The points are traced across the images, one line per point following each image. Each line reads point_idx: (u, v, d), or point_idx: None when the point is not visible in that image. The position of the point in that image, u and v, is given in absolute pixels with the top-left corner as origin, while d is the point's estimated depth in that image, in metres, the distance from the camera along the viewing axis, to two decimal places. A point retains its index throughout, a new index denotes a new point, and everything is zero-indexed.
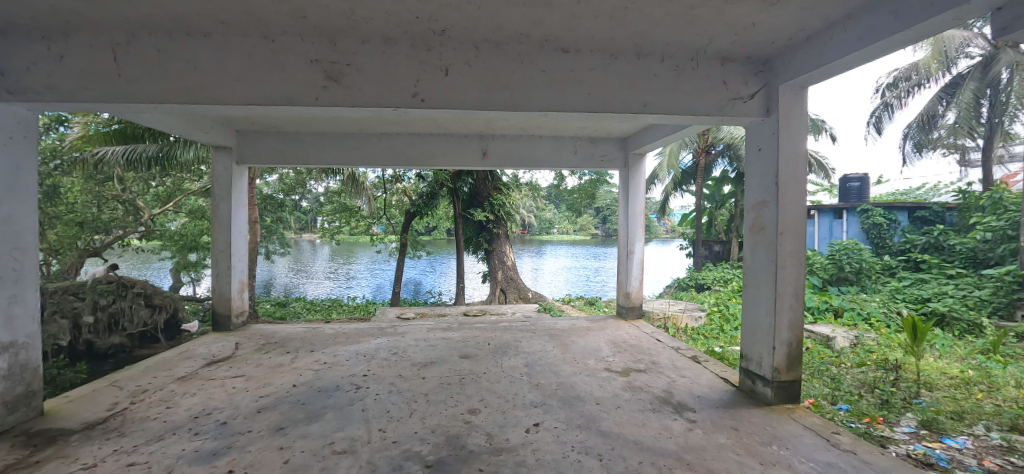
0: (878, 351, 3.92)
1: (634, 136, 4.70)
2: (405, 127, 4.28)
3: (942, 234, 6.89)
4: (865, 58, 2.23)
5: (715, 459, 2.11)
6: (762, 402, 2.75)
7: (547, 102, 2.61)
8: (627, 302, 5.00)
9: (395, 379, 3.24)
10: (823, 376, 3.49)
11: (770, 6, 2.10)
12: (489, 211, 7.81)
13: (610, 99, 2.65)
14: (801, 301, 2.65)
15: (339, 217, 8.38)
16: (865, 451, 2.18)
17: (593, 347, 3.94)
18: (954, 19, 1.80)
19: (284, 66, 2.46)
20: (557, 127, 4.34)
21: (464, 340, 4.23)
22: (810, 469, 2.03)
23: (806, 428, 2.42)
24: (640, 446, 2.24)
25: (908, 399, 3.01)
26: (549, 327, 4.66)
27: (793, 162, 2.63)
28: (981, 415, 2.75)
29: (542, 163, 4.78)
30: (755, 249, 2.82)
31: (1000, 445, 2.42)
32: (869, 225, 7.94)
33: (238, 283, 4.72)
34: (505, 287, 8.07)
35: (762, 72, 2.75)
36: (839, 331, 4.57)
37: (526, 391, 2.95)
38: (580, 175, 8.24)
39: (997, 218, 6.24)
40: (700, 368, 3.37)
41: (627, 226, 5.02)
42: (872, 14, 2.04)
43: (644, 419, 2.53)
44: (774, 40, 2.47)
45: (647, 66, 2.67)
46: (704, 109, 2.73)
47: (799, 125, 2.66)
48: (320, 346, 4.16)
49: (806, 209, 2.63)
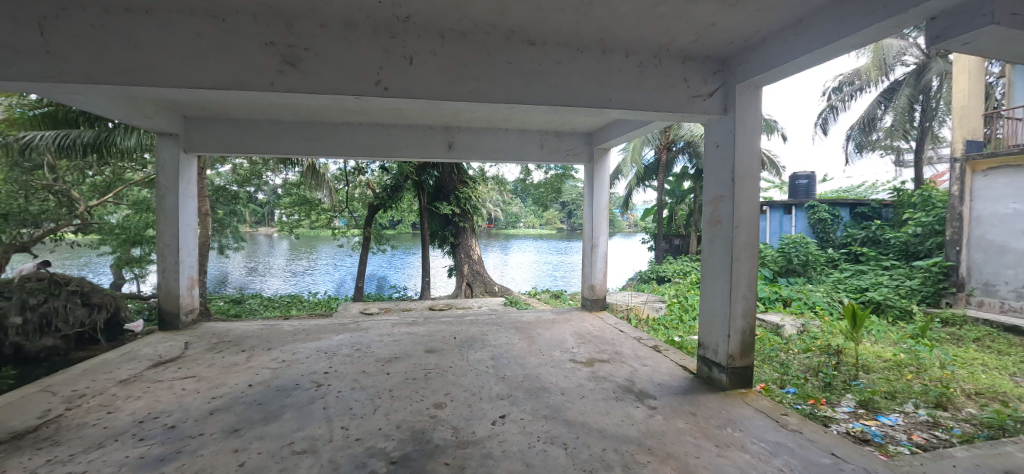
0: (822, 338, 4.19)
1: (598, 131, 4.78)
2: (368, 116, 4.16)
3: (879, 229, 7.43)
4: (814, 62, 2.35)
5: (674, 443, 2.20)
6: (717, 388, 2.88)
7: (513, 94, 2.59)
8: (591, 294, 5.10)
9: (358, 375, 3.16)
10: (773, 362, 3.70)
11: (729, 7, 2.18)
12: (456, 205, 7.74)
13: (576, 93, 2.67)
14: (754, 290, 2.79)
15: (299, 210, 8.16)
16: (810, 430, 2.33)
17: (558, 338, 3.99)
18: (893, 27, 1.92)
19: (236, 48, 2.32)
20: (523, 120, 4.34)
21: (430, 334, 4.20)
22: (761, 449, 2.15)
23: (758, 411, 2.56)
24: (604, 434, 2.29)
25: (848, 381, 3.25)
26: (515, 320, 4.68)
27: (748, 158, 2.75)
28: (910, 394, 3.02)
29: (508, 156, 4.77)
30: (712, 242, 2.94)
31: (926, 421, 2.69)
32: (815, 220, 8.44)
33: (187, 280, 4.45)
34: (471, 281, 8.03)
35: (719, 71, 2.86)
36: (787, 320, 4.87)
37: (493, 383, 2.96)
38: (546, 169, 8.32)
39: (927, 214, 6.76)
40: (661, 357, 3.48)
41: (591, 219, 5.10)
42: (821, 19, 2.15)
43: (607, 407, 2.59)
44: (731, 40, 2.57)
45: (612, 62, 2.71)
46: (666, 106, 2.79)
47: (753, 123, 2.77)
48: (279, 343, 4.00)
49: (758, 205, 2.76)
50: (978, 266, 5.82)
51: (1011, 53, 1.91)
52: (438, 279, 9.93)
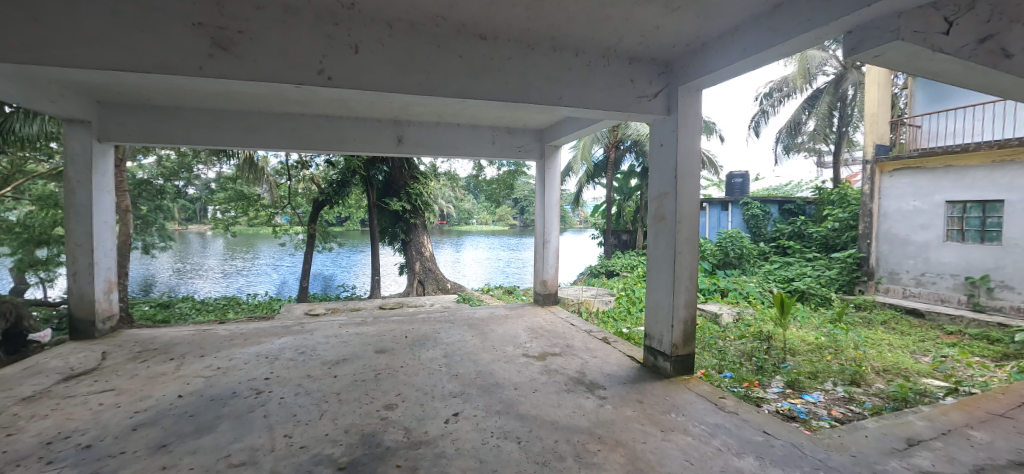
0: (755, 325, 4.52)
1: (549, 128, 4.84)
2: (311, 107, 3.95)
3: (804, 224, 8.12)
4: (749, 68, 2.51)
5: (623, 431, 2.28)
6: (662, 375, 3.02)
7: (464, 88, 2.56)
8: (543, 289, 5.17)
9: (303, 380, 3.00)
10: (712, 349, 3.94)
11: (672, 12, 2.27)
12: (406, 201, 7.58)
13: (527, 90, 2.68)
14: (695, 282, 2.95)
15: (235, 206, 7.51)
16: (745, 411, 2.51)
17: (511, 334, 4.01)
18: (816, 38, 2.09)
19: (158, 27, 2.11)
20: (475, 115, 4.30)
21: (379, 333, 4.07)
22: (701, 431, 2.28)
23: (699, 395, 2.71)
24: (556, 426, 2.33)
25: (778, 364, 3.53)
26: (468, 317, 4.65)
27: (689, 157, 2.89)
28: (830, 373, 3.34)
29: (461, 152, 4.72)
30: (657, 237, 3.06)
31: (843, 397, 2.99)
32: (749, 216, 9.07)
33: (104, 283, 4.02)
34: (423, 279, 7.89)
35: (663, 73, 2.98)
36: (724, 309, 5.22)
37: (445, 381, 2.92)
38: (499, 165, 8.32)
39: (843, 210, 7.46)
40: (610, 349, 3.60)
41: (543, 216, 5.17)
42: (755, 27, 2.30)
43: (559, 400, 2.64)
44: (674, 44, 2.68)
45: (562, 60, 2.74)
46: (614, 105, 2.87)
47: (694, 124, 2.92)
48: (212, 349, 3.71)
49: (698, 202, 2.92)
50: (884, 257, 6.50)
51: (912, 67, 2.14)
52: (388, 277, 9.62)
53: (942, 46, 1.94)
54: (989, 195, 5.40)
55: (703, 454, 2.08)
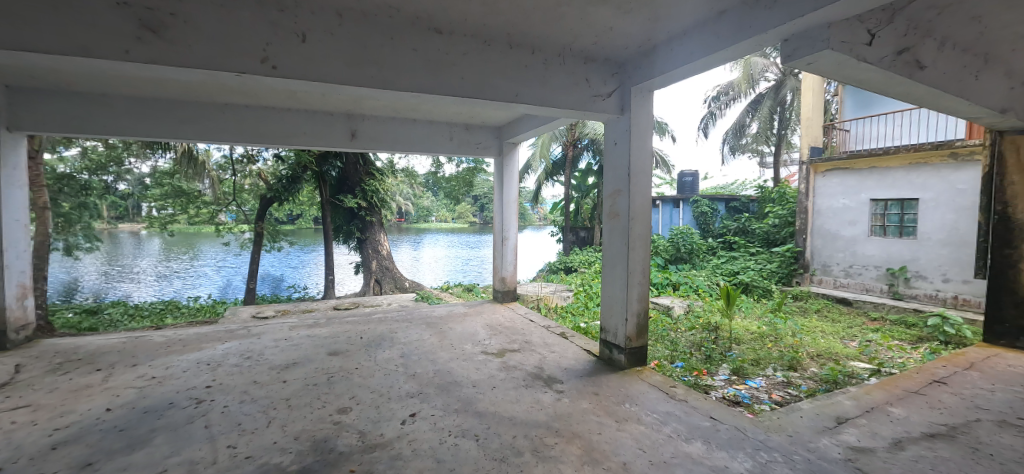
0: (704, 316, 4.76)
1: (507, 126, 4.85)
2: (257, 98, 3.73)
3: (748, 220, 8.54)
4: (696, 71, 2.62)
5: (579, 423, 2.33)
6: (617, 368, 3.11)
7: (419, 83, 2.50)
8: (502, 286, 5.17)
9: (249, 386, 2.84)
10: (665, 340, 4.10)
11: (625, 14, 2.33)
12: (361, 198, 7.35)
13: (484, 86, 2.66)
14: (647, 277, 3.05)
15: (172, 202, 6.98)
16: (694, 398, 2.63)
17: (470, 331, 4.00)
18: (757, 44, 2.21)
19: (75, 4, 1.91)
20: (432, 111, 4.23)
21: (333, 335, 3.93)
22: (653, 420, 2.37)
23: (652, 385, 2.81)
24: (514, 421, 2.34)
25: (724, 352, 3.74)
26: (426, 316, 4.58)
27: (641, 155, 2.99)
28: (771, 359, 3.58)
29: (417, 148, 4.63)
30: (611, 234, 3.14)
31: (782, 381, 3.22)
32: (698, 213, 9.53)
33: (16, 289, 3.61)
34: (380, 278, 7.70)
35: (617, 74, 3.05)
36: (676, 302, 5.45)
37: (402, 382, 2.86)
38: (458, 162, 8.24)
39: (782, 208, 8.00)
40: (568, 343, 3.67)
41: (501, 213, 5.17)
42: (702, 32, 2.40)
43: (517, 395, 2.66)
44: (627, 46, 2.76)
45: (519, 57, 2.74)
46: (570, 103, 2.91)
47: (646, 123, 3.02)
48: (146, 358, 3.43)
49: (650, 199, 3.03)
50: (818, 250, 7.02)
51: (841, 75, 2.31)
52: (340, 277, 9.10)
53: (865, 56, 2.11)
54: (906, 194, 5.95)
55: (654, 442, 2.15)
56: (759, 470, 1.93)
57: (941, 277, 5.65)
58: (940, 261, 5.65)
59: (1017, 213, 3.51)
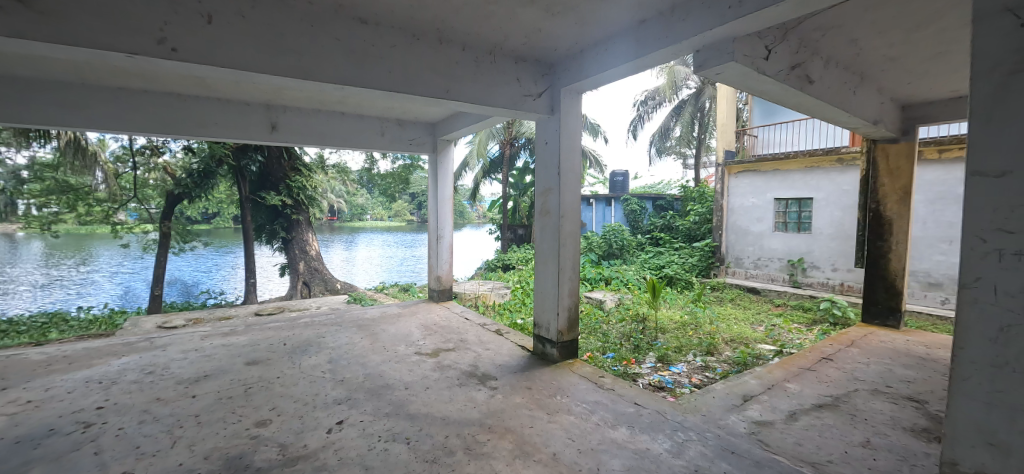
0: (633, 308, 5.04)
1: (441, 122, 4.79)
2: (158, 83, 3.34)
3: (672, 218, 9.11)
4: (620, 76, 2.75)
5: (512, 418, 2.36)
6: (550, 361, 3.19)
7: (343, 75, 2.38)
8: (437, 285, 5.09)
9: (150, 405, 2.55)
10: (597, 332, 4.29)
11: (552, 16, 2.38)
12: (286, 195, 6.93)
13: (413, 80, 2.60)
14: (577, 273, 3.16)
15: (56, 199, 6.08)
16: (620, 386, 2.77)
17: (404, 332, 3.90)
18: (672, 53, 2.37)
19: None
20: (361, 105, 4.06)
21: (252, 343, 3.64)
22: (582, 410, 2.47)
23: (582, 377, 2.92)
24: (446, 421, 2.32)
25: (651, 342, 3.98)
26: (357, 318, 4.40)
27: (570, 155, 3.09)
28: (692, 346, 3.87)
29: (346, 143, 4.43)
30: (543, 231, 3.21)
31: (700, 365, 3.50)
32: (628, 211, 10.03)
33: None
34: (308, 280, 7.30)
35: (547, 74, 3.12)
36: (608, 295, 5.70)
37: (330, 388, 2.72)
38: (393, 158, 7.96)
39: (701, 205, 8.65)
40: (502, 340, 3.70)
41: (436, 211, 5.09)
42: (624, 39, 2.52)
43: (451, 395, 2.64)
44: (556, 48, 2.83)
45: (449, 54, 2.71)
46: (501, 102, 2.93)
47: (574, 124, 3.13)
48: (18, 380, 2.95)
49: (579, 198, 3.14)
50: (732, 245, 7.68)
51: (744, 85, 2.54)
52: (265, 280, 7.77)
53: (764, 69, 2.34)
54: (803, 193, 6.69)
55: (583, 431, 2.24)
56: (676, 449, 2.08)
57: (831, 268, 6.43)
58: (829, 253, 6.43)
59: (886, 210, 4.08)
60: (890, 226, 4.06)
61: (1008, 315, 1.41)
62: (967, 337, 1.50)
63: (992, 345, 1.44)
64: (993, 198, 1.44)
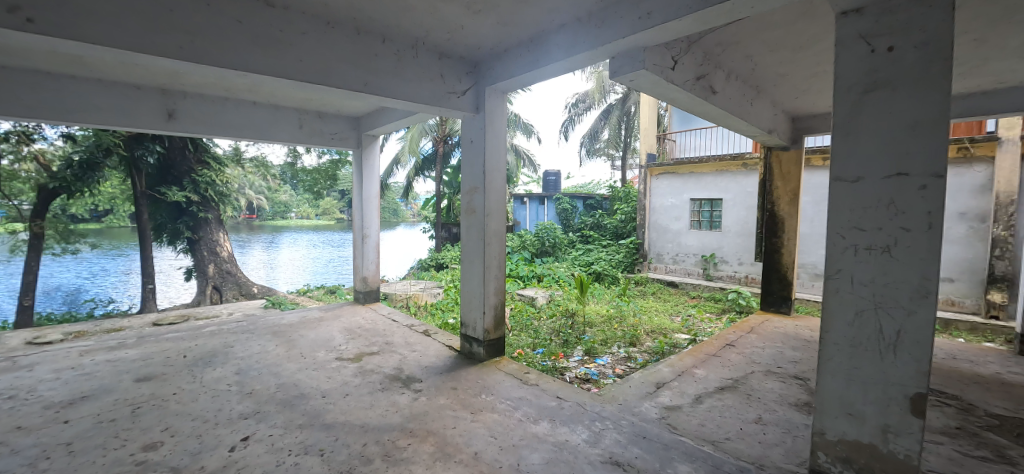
0: (563, 304, 5.20)
1: (366, 116, 4.61)
2: (18, 57, 2.85)
3: (600, 217, 9.55)
4: (542, 77, 2.81)
5: (435, 420, 2.33)
6: (477, 360, 3.19)
7: (245, 61, 2.18)
8: (363, 286, 4.90)
9: (6, 435, 2.18)
10: (528, 329, 4.36)
11: (474, 14, 2.37)
12: (191, 190, 6.33)
13: (327, 71, 2.45)
14: (503, 271, 3.19)
15: None
16: (545, 381, 2.84)
17: (324, 337, 3.70)
18: (589, 58, 2.46)
19: None
20: (276, 94, 3.79)
21: (145, 357, 3.25)
22: (506, 406, 2.49)
23: (508, 374, 2.95)
24: (365, 429, 2.23)
25: (579, 336, 4.13)
26: (273, 324, 4.10)
27: (494, 154, 3.10)
28: (616, 338, 4.07)
29: (259, 136, 4.12)
30: (468, 230, 3.19)
31: (623, 356, 3.69)
32: (560, 210, 10.33)
33: None
34: (220, 284, 6.80)
35: (471, 72, 3.11)
36: (539, 293, 5.83)
37: (235, 402, 2.51)
38: (319, 153, 7.52)
39: (627, 205, 9.13)
40: (429, 341, 3.64)
41: (361, 209, 4.88)
42: (545, 42, 2.58)
43: (372, 400, 2.54)
44: (479, 46, 2.82)
45: (367, 45, 2.60)
46: (423, 99, 2.87)
47: (499, 123, 3.14)
48: None
49: (503, 197, 3.16)
50: (653, 242, 8.18)
51: (655, 92, 2.70)
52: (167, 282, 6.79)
53: (672, 78, 2.50)
54: (714, 194, 7.30)
55: (505, 428, 2.26)
56: (593, 439, 2.17)
57: (737, 262, 7.08)
58: (736, 249, 7.08)
59: (780, 210, 4.58)
60: (782, 224, 4.56)
61: (861, 302, 1.64)
62: (832, 321, 1.71)
63: (850, 327, 1.66)
64: (851, 201, 1.65)
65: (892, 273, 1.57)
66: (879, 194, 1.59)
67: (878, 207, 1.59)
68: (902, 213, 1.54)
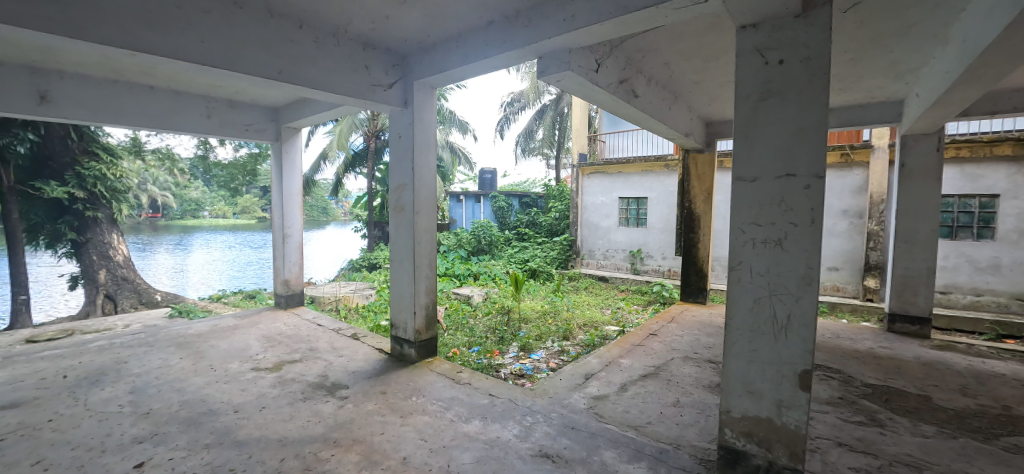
0: (499, 301, 5.23)
1: (286, 107, 4.31)
2: None
3: (535, 215, 9.76)
4: (472, 73, 2.78)
5: (362, 427, 2.23)
6: (408, 362, 3.11)
7: (130, 39, 1.92)
8: (285, 290, 4.58)
9: None
10: (464, 327, 4.34)
11: (398, 4, 2.29)
12: (76, 186, 5.51)
13: (234, 56, 2.24)
14: (434, 270, 3.14)
15: None
16: (478, 380, 2.83)
17: (239, 347, 3.40)
18: (517, 56, 2.48)
19: None
20: (178, 79, 3.41)
21: (11, 380, 2.78)
22: (437, 408, 2.45)
23: (440, 375, 2.90)
24: (283, 443, 2.08)
25: (514, 332, 4.18)
26: (178, 335, 3.70)
27: (424, 150, 3.04)
28: (550, 333, 4.18)
29: (159, 125, 3.69)
30: (397, 228, 3.10)
31: (557, 350, 3.80)
32: (497, 208, 10.40)
33: None
34: (114, 293, 6.06)
35: (398, 65, 3.01)
36: (475, 291, 5.81)
37: (128, 426, 2.22)
38: (235, 146, 6.88)
39: (561, 204, 9.43)
40: (358, 345, 3.49)
41: (281, 207, 4.56)
42: (473, 38, 2.56)
43: (292, 412, 2.38)
44: (406, 38, 2.74)
45: (282, 30, 2.41)
46: (347, 90, 2.73)
47: (429, 119, 3.09)
48: None
49: (434, 194, 3.11)
50: (585, 239, 8.50)
51: (581, 94, 2.79)
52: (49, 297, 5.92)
53: (595, 81, 2.60)
54: (640, 193, 7.74)
55: (436, 429, 2.23)
56: (523, 433, 2.20)
57: (661, 256, 7.55)
58: (660, 244, 7.55)
59: (696, 208, 4.96)
60: (698, 221, 4.95)
61: (758, 290, 1.81)
62: (735, 309, 1.87)
63: (749, 313, 1.83)
64: (748, 199, 1.82)
65: (782, 264, 1.75)
66: (771, 193, 1.77)
67: (769, 204, 1.77)
68: (791, 210, 1.72)
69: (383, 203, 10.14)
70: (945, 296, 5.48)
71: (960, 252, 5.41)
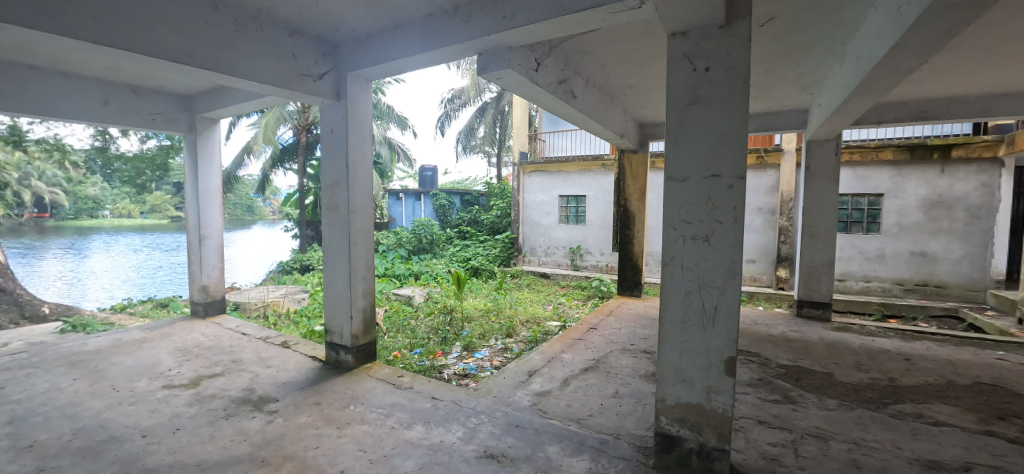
0: (441, 301, 5.14)
1: (201, 96, 3.92)
2: None
3: (477, 213, 9.73)
4: (410, 67, 2.69)
5: (294, 443, 2.08)
6: (344, 369, 2.95)
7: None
8: (202, 297, 4.16)
9: None
10: (405, 329, 4.21)
11: None
12: None
13: (135, 35, 1.97)
14: (372, 271, 3.00)
15: None
16: (420, 383, 2.75)
17: (148, 362, 3.04)
18: (457, 52, 2.42)
19: None
20: (64, 58, 2.96)
21: None
22: (377, 416, 2.35)
23: (380, 380, 2.79)
24: (202, 467, 1.88)
25: (457, 332, 4.12)
26: (69, 352, 3.23)
27: (359, 146, 2.89)
28: (494, 331, 4.17)
29: (42, 111, 3.16)
30: (331, 228, 2.92)
31: (500, 348, 3.80)
32: (438, 206, 10.23)
33: None
34: None
35: (329, 55, 2.83)
36: (416, 291, 5.67)
37: (3, 462, 1.89)
38: (140, 136, 5.99)
39: (503, 201, 9.48)
40: (289, 353, 3.26)
41: (197, 206, 4.13)
42: (411, 30, 2.46)
43: (212, 431, 2.16)
44: (338, 26, 2.58)
45: (194, 9, 2.16)
46: (272, 79, 2.52)
47: (364, 113, 2.94)
48: None
49: (370, 192, 2.97)
50: (527, 236, 8.61)
51: (522, 92, 2.80)
52: None
53: (536, 80, 2.62)
54: (579, 192, 7.97)
55: (376, 438, 2.13)
56: (468, 435, 2.17)
57: (599, 252, 7.84)
58: (598, 241, 7.83)
59: (631, 206, 5.18)
60: (633, 218, 5.17)
61: (688, 284, 1.92)
62: (668, 302, 1.97)
63: (681, 306, 1.93)
64: (679, 198, 1.91)
65: (709, 258, 1.87)
66: (699, 192, 1.88)
67: (697, 203, 1.88)
68: (716, 209, 1.84)
69: (316, 201, 9.58)
70: (842, 283, 6.21)
71: (853, 244, 6.14)
